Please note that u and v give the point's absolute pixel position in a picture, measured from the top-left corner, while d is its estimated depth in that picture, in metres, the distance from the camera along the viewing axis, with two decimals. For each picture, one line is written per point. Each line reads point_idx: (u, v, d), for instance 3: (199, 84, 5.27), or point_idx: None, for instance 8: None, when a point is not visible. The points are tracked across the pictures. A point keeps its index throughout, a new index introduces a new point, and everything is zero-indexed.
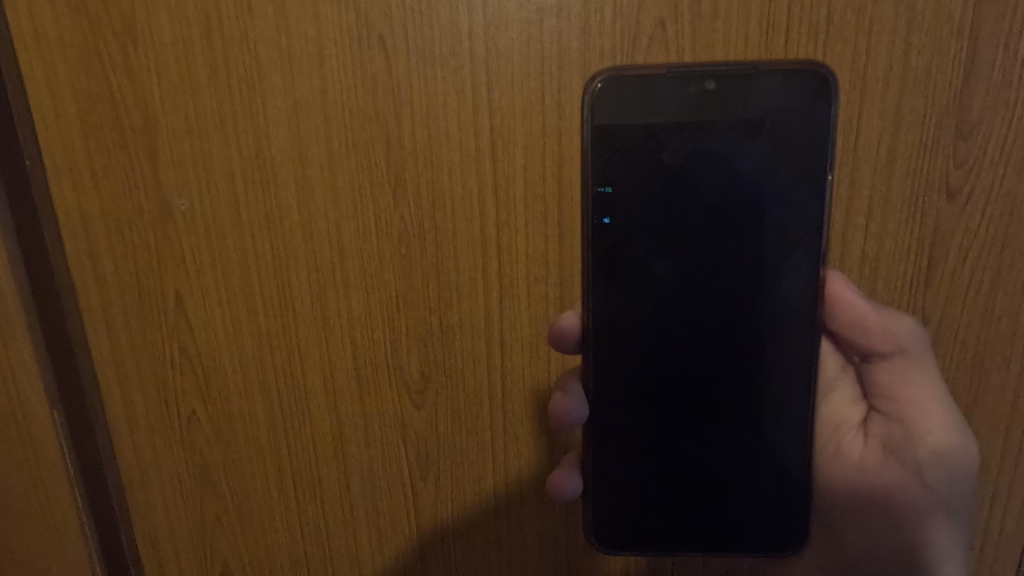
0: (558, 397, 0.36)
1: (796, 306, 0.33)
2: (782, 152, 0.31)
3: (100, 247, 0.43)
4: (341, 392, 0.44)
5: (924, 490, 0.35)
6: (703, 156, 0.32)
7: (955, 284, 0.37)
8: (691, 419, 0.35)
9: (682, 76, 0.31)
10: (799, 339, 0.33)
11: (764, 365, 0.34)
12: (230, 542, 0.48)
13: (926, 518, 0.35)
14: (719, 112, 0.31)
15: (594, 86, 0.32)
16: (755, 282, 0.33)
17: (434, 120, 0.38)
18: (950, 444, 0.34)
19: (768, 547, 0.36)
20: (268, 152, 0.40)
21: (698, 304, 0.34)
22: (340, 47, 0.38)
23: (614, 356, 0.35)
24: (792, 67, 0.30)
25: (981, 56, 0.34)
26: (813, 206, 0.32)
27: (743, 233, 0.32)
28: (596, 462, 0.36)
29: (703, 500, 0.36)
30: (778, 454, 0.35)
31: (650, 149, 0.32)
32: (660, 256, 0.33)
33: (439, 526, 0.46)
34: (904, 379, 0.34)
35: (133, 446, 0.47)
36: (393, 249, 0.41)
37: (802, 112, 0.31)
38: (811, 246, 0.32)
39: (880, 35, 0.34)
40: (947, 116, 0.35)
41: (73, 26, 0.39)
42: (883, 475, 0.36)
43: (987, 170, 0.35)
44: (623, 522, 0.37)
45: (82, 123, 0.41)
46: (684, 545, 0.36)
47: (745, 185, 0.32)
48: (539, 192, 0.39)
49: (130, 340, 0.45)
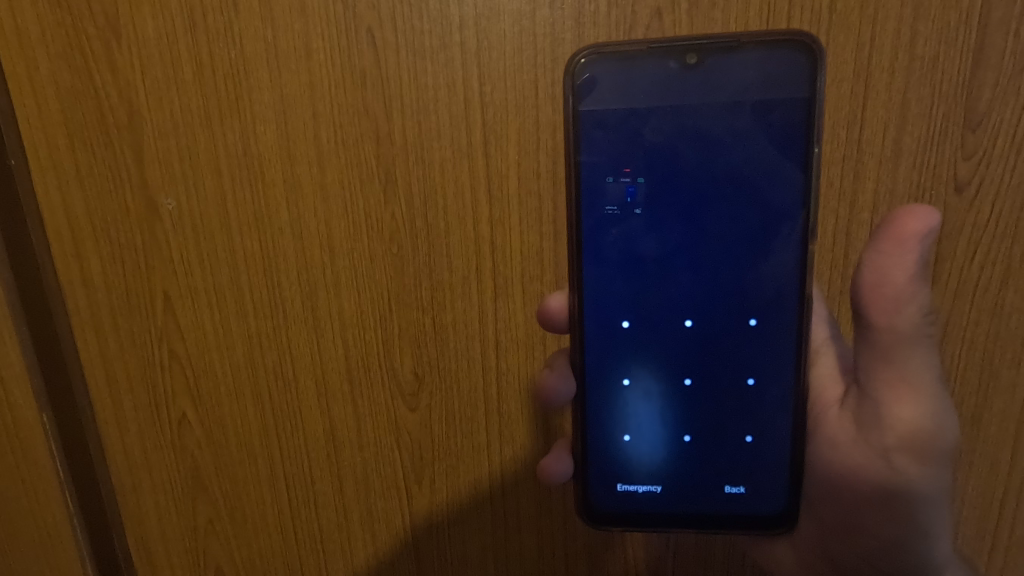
0: (546, 374, 0.36)
1: (786, 286, 0.31)
2: (766, 123, 0.30)
3: (87, 248, 0.42)
4: (333, 393, 0.43)
5: (894, 474, 0.31)
6: (685, 129, 0.31)
7: (963, 280, 0.36)
8: (680, 399, 0.34)
9: (665, 50, 0.30)
10: (789, 320, 0.32)
11: (753, 344, 0.33)
12: (224, 547, 0.48)
13: (894, 498, 0.32)
14: (700, 87, 0.30)
15: (578, 61, 0.31)
16: (743, 258, 0.32)
17: (425, 115, 0.37)
18: (922, 429, 0.30)
19: (759, 527, 0.34)
20: (255, 149, 0.39)
21: (686, 282, 0.32)
22: (328, 40, 0.37)
23: (601, 337, 0.34)
24: (774, 38, 0.29)
25: (991, 43, 0.33)
26: (800, 179, 0.30)
27: (728, 207, 0.31)
28: (589, 443, 0.35)
29: (691, 475, 0.34)
30: (771, 435, 0.33)
31: (631, 127, 0.31)
32: (643, 233, 0.32)
33: (433, 528, 0.45)
34: (904, 354, 0.29)
35: (123, 449, 0.46)
36: (384, 248, 0.40)
37: (787, 81, 0.29)
38: (797, 219, 0.30)
39: (885, 22, 0.33)
40: (955, 106, 0.33)
41: (55, 22, 0.38)
42: (853, 453, 0.32)
43: (997, 162, 0.34)
44: (612, 502, 0.35)
45: (65, 120, 0.40)
46: (670, 522, 0.35)
47: (730, 157, 0.31)
48: (533, 188, 0.38)
49: (119, 342, 0.44)
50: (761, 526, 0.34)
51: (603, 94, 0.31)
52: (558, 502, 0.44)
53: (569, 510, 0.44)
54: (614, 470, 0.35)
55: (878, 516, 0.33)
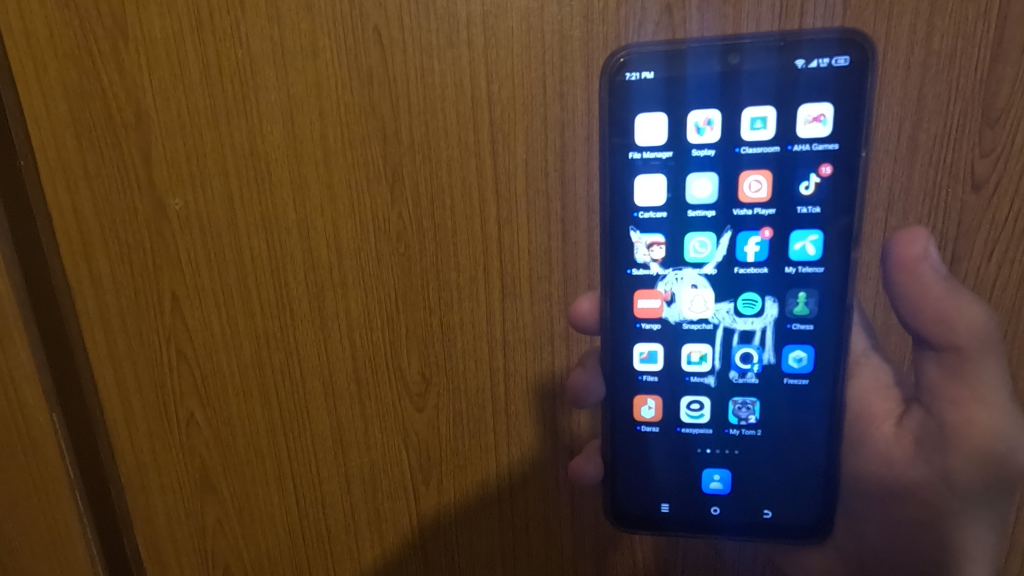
0: (576, 373, 0.36)
1: (825, 289, 0.31)
2: (808, 124, 0.30)
3: (96, 248, 0.42)
4: (342, 393, 0.43)
5: (913, 457, 0.33)
6: (724, 132, 0.31)
7: (980, 280, 0.35)
8: (709, 404, 0.34)
9: (706, 50, 0.30)
10: (827, 322, 0.31)
11: (792, 349, 0.32)
12: (232, 547, 0.48)
13: (954, 517, 0.32)
14: (742, 88, 0.30)
15: (616, 61, 0.31)
16: (781, 259, 0.31)
17: (432, 114, 0.37)
18: (993, 452, 0.30)
19: (790, 534, 0.34)
20: (262, 149, 0.39)
21: (725, 291, 0.32)
22: (334, 40, 0.36)
23: (632, 341, 0.34)
24: (821, 37, 0.29)
25: (1010, 38, 0.32)
26: (847, 184, 0.30)
27: (769, 211, 0.31)
28: (616, 446, 0.35)
29: (720, 481, 0.34)
30: (803, 438, 0.33)
31: (670, 127, 0.31)
32: (679, 237, 0.32)
33: (440, 526, 0.45)
34: (973, 367, 0.30)
35: (132, 449, 0.46)
36: (391, 248, 0.39)
37: (832, 82, 0.29)
38: (839, 222, 0.30)
39: (901, 16, 0.32)
40: (973, 103, 0.33)
41: (64, 23, 0.38)
42: (911, 470, 0.33)
43: (1015, 159, 0.33)
44: (638, 506, 0.35)
45: (73, 121, 0.40)
46: (697, 525, 0.35)
47: (771, 159, 0.30)
48: (541, 187, 0.37)
49: (128, 342, 0.44)
50: (793, 532, 0.34)
51: (643, 94, 0.31)
52: (565, 504, 0.43)
53: (577, 511, 0.43)
54: (640, 475, 0.35)
55: (929, 537, 0.33)
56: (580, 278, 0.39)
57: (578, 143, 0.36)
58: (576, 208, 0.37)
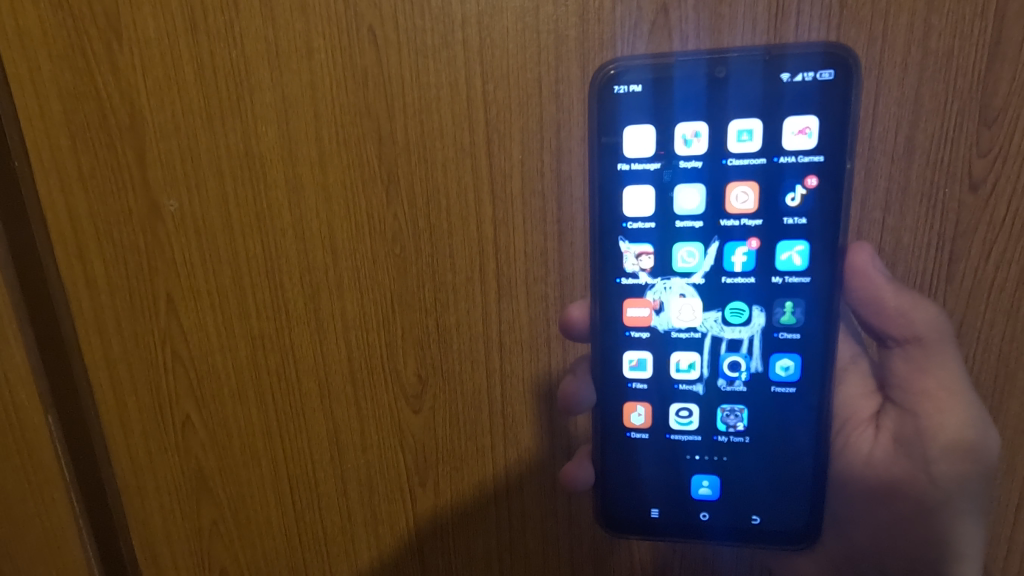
0: (568, 379, 0.36)
1: (812, 300, 0.31)
2: (795, 136, 0.29)
3: (90, 249, 0.42)
4: (337, 396, 0.43)
5: (893, 454, 0.33)
6: (712, 144, 0.31)
7: (978, 280, 0.35)
8: (699, 412, 0.34)
9: (694, 62, 0.30)
10: (814, 333, 0.31)
11: (781, 359, 0.32)
12: (227, 550, 0.48)
13: (937, 513, 0.32)
14: (729, 100, 0.30)
15: (606, 72, 0.31)
16: (768, 271, 0.31)
17: (427, 114, 0.37)
18: (967, 441, 0.31)
19: (780, 539, 0.34)
20: (256, 150, 0.39)
21: (713, 301, 0.32)
22: (329, 40, 0.36)
23: (622, 348, 0.34)
24: (808, 49, 0.29)
25: (1008, 38, 0.32)
26: (834, 196, 0.29)
27: (756, 223, 0.31)
28: (607, 452, 0.35)
29: (710, 488, 0.34)
30: (792, 445, 0.33)
31: (659, 138, 0.31)
32: (667, 248, 0.32)
33: (437, 527, 0.45)
34: (938, 359, 0.31)
35: (128, 450, 0.46)
36: (386, 249, 0.39)
37: (818, 95, 0.29)
38: (826, 234, 0.30)
39: (898, 16, 0.32)
40: (970, 102, 0.33)
41: (59, 23, 0.38)
42: (891, 466, 0.33)
43: (1013, 159, 0.33)
44: (629, 511, 0.35)
45: (67, 121, 0.40)
46: (687, 531, 0.35)
47: (758, 171, 0.30)
48: (537, 187, 0.37)
49: (123, 344, 0.44)
50: (783, 538, 0.34)
51: (632, 106, 0.31)
52: (562, 505, 0.43)
53: (574, 512, 0.43)
54: (631, 481, 0.35)
55: (915, 536, 0.33)
56: (577, 278, 0.38)
57: (575, 144, 0.36)
58: (573, 208, 0.37)
